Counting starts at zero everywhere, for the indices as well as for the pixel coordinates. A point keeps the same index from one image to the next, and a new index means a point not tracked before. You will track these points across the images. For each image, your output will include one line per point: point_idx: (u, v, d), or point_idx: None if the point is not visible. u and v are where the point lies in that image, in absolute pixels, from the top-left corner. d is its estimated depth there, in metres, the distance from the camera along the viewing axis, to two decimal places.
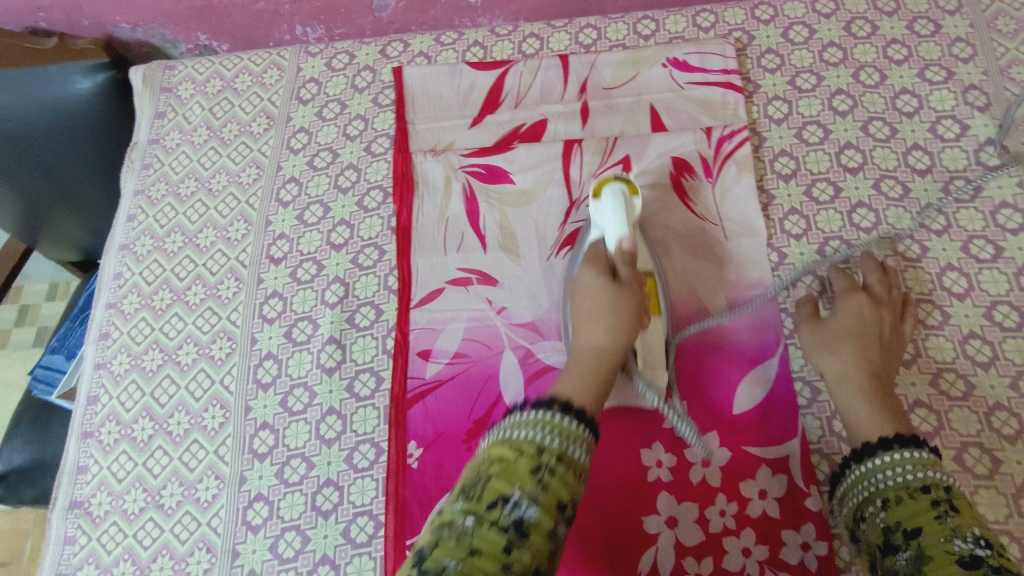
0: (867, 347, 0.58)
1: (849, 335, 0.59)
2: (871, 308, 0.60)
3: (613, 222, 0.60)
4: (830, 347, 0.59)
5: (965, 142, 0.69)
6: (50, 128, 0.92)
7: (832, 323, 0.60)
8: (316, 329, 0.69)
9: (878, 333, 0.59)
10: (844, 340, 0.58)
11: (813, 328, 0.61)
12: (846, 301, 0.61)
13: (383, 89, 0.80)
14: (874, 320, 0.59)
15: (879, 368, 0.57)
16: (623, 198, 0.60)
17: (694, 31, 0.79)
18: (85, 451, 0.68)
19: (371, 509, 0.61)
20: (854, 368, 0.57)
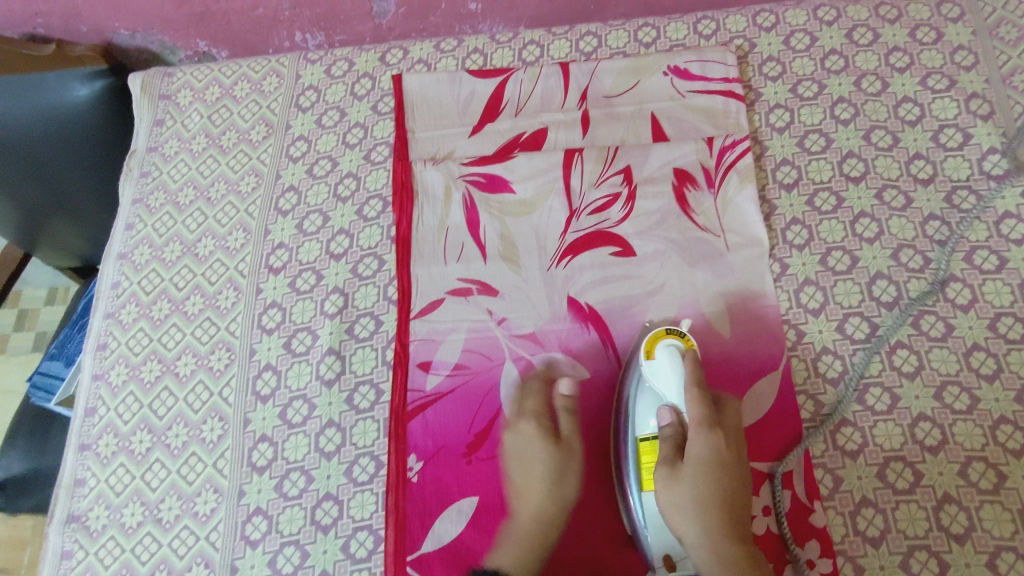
0: (728, 510, 0.54)
1: (706, 494, 0.54)
2: (723, 446, 0.56)
3: (673, 394, 0.58)
4: (688, 509, 0.54)
5: (969, 151, 0.68)
6: (50, 135, 0.91)
7: (687, 476, 0.55)
8: (315, 340, 0.68)
9: (725, 486, 0.55)
10: (709, 513, 0.54)
11: (678, 487, 0.55)
12: (705, 441, 0.56)
13: (382, 97, 0.80)
14: (725, 468, 0.55)
15: (734, 529, 0.54)
16: (682, 356, 0.58)
17: (696, 39, 0.78)
18: (82, 464, 0.67)
19: (371, 524, 0.60)
20: (726, 549, 0.53)
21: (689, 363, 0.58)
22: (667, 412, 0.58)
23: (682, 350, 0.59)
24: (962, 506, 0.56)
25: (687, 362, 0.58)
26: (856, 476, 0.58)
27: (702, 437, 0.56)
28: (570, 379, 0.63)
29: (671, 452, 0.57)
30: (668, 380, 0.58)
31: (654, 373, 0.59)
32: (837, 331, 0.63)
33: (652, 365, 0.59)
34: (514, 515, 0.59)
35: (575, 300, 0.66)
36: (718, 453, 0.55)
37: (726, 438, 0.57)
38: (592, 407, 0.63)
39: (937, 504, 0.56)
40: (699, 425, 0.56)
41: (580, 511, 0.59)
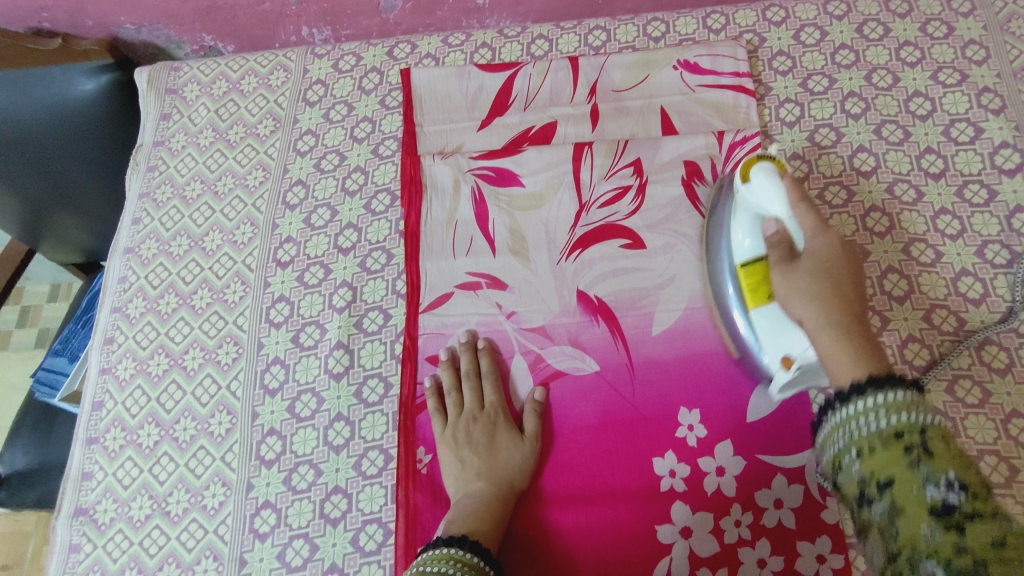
0: (835, 275, 0.52)
1: (822, 291, 0.51)
2: (839, 248, 0.53)
3: (777, 209, 0.55)
4: (807, 300, 0.51)
5: (980, 145, 0.68)
6: (57, 128, 0.91)
7: (802, 269, 0.52)
8: (323, 333, 0.68)
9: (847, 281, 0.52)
10: (819, 284, 0.51)
11: (795, 282, 0.52)
12: (822, 240, 0.53)
13: (391, 91, 0.79)
14: (842, 268, 0.52)
15: (847, 308, 0.50)
16: (776, 175, 0.56)
17: (705, 33, 0.78)
18: (90, 458, 0.67)
19: (381, 517, 0.60)
20: (829, 310, 0.50)
21: (785, 180, 0.56)
22: (771, 224, 0.56)
23: (777, 169, 0.56)
24: None
25: (781, 176, 0.56)
26: None
27: (817, 238, 0.53)
28: (578, 371, 0.63)
29: (784, 255, 0.54)
30: (767, 197, 0.56)
31: (751, 195, 0.57)
32: None
33: (748, 187, 0.58)
34: (525, 508, 0.59)
35: (584, 293, 0.66)
36: (828, 248, 0.53)
37: (843, 244, 0.54)
38: (599, 397, 0.62)
39: None
40: (811, 231, 0.54)
41: (589, 504, 0.58)
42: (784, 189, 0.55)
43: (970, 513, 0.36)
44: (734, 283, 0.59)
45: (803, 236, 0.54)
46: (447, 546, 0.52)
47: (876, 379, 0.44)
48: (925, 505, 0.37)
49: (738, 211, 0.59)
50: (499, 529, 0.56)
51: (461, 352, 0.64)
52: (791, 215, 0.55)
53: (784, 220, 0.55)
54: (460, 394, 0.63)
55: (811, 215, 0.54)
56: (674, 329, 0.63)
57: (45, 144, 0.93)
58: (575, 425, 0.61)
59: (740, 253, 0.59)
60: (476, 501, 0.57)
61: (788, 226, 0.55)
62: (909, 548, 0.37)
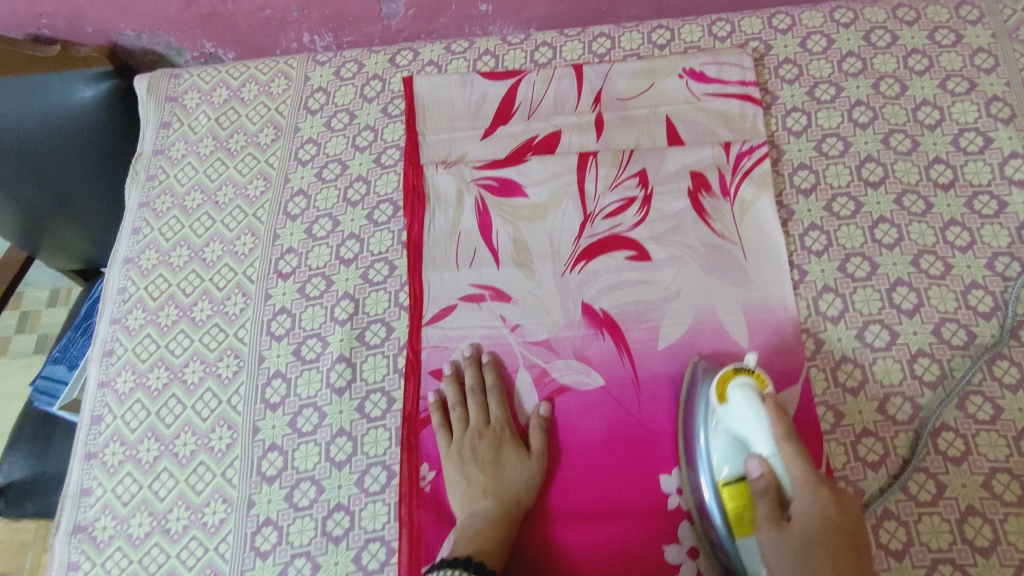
0: (834, 549, 0.47)
1: (816, 561, 0.46)
2: (831, 504, 0.48)
3: (762, 445, 0.50)
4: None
5: (989, 155, 0.67)
6: (57, 137, 0.90)
7: (797, 531, 0.47)
8: (325, 346, 0.67)
9: (849, 540, 0.47)
10: (811, 566, 0.46)
11: (778, 562, 0.47)
12: (813, 501, 0.47)
13: (393, 99, 0.79)
14: (837, 524, 0.47)
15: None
16: (756, 396, 0.51)
17: (710, 41, 0.77)
18: (88, 473, 0.66)
19: (383, 535, 0.59)
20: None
21: (767, 402, 0.51)
22: (753, 461, 0.50)
23: (755, 387, 0.52)
24: (986, 519, 0.55)
25: (758, 394, 0.52)
26: (878, 488, 0.57)
27: (806, 494, 0.48)
28: (583, 385, 0.62)
29: (771, 510, 0.49)
30: (749, 425, 0.51)
31: (730, 416, 0.52)
32: (856, 339, 0.62)
33: (726, 408, 0.53)
34: (531, 525, 0.58)
35: (589, 306, 0.65)
36: (818, 514, 0.47)
37: (836, 492, 0.49)
38: (605, 412, 0.61)
39: (961, 516, 0.55)
40: (800, 481, 0.48)
41: (595, 523, 0.57)
42: (766, 413, 0.51)
43: None
44: (718, 505, 0.53)
45: (789, 479, 0.49)
46: (451, 568, 0.51)
47: None
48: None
49: (715, 432, 0.54)
50: (504, 548, 0.55)
51: (466, 366, 0.64)
52: (774, 451, 0.50)
53: (767, 460, 0.50)
54: (465, 410, 0.62)
55: (797, 470, 0.49)
56: (681, 344, 0.62)
57: (44, 153, 0.92)
58: (581, 442, 0.60)
59: (720, 474, 0.53)
60: (481, 520, 0.56)
61: (772, 466, 0.50)
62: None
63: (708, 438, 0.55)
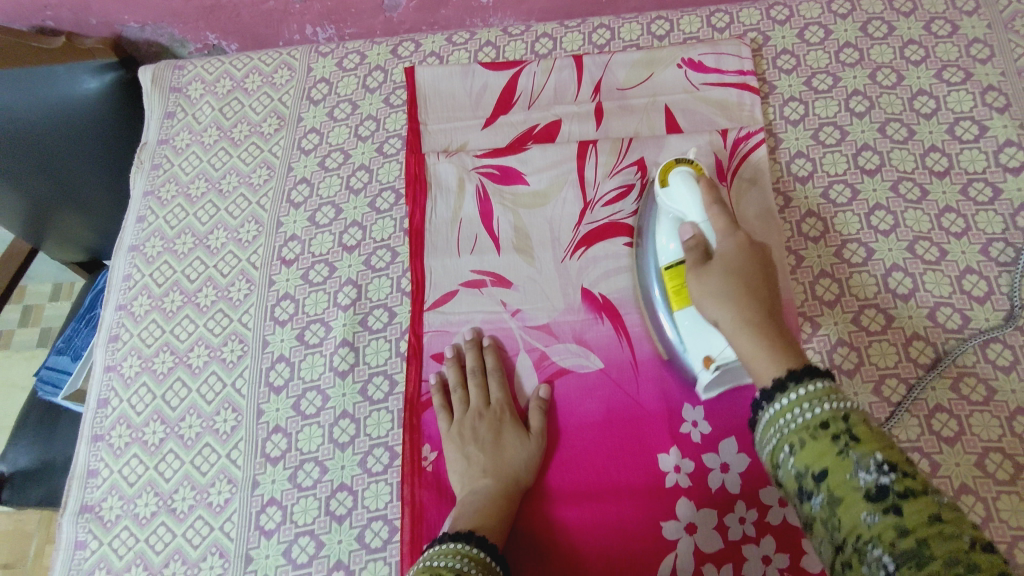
0: (754, 289, 0.52)
1: (732, 283, 0.52)
2: (748, 244, 0.55)
3: (695, 214, 0.58)
4: (718, 299, 0.52)
5: (984, 143, 0.68)
6: (58, 127, 0.91)
7: (716, 266, 0.54)
8: (328, 331, 0.68)
9: (761, 269, 0.54)
10: (730, 283, 0.52)
11: (705, 281, 0.54)
12: (731, 240, 0.55)
13: (395, 89, 0.80)
14: (754, 258, 0.55)
15: (759, 306, 0.51)
16: (693, 180, 0.59)
17: (709, 32, 0.78)
18: (95, 455, 0.67)
19: (386, 514, 0.60)
20: (745, 310, 0.51)
21: (702, 184, 0.59)
22: (687, 227, 0.58)
23: (693, 176, 0.60)
24: (979, 497, 0.56)
25: (697, 181, 0.59)
26: None
27: (726, 239, 0.56)
28: (583, 369, 0.63)
29: (698, 253, 0.56)
30: (685, 203, 0.59)
31: (670, 198, 0.60)
32: (852, 323, 0.63)
33: (667, 192, 0.60)
34: (530, 504, 0.59)
35: (588, 291, 0.66)
36: (737, 251, 0.55)
37: (754, 246, 0.56)
38: (604, 394, 0.62)
39: (955, 494, 0.56)
40: (721, 230, 0.56)
41: (594, 501, 0.58)
42: (699, 193, 0.58)
43: (903, 491, 0.37)
44: (659, 283, 0.60)
45: (715, 237, 0.56)
46: (454, 541, 0.52)
47: (796, 372, 0.46)
48: (859, 491, 0.39)
49: (661, 224, 0.61)
50: (504, 524, 0.56)
51: (467, 350, 0.64)
52: (704, 219, 0.57)
53: (698, 225, 0.58)
54: (466, 391, 0.63)
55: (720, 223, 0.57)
56: None
57: (45, 143, 0.93)
58: (580, 422, 0.61)
59: (664, 256, 0.60)
60: (481, 496, 0.57)
61: (701, 229, 0.57)
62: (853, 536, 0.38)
63: (654, 222, 0.63)
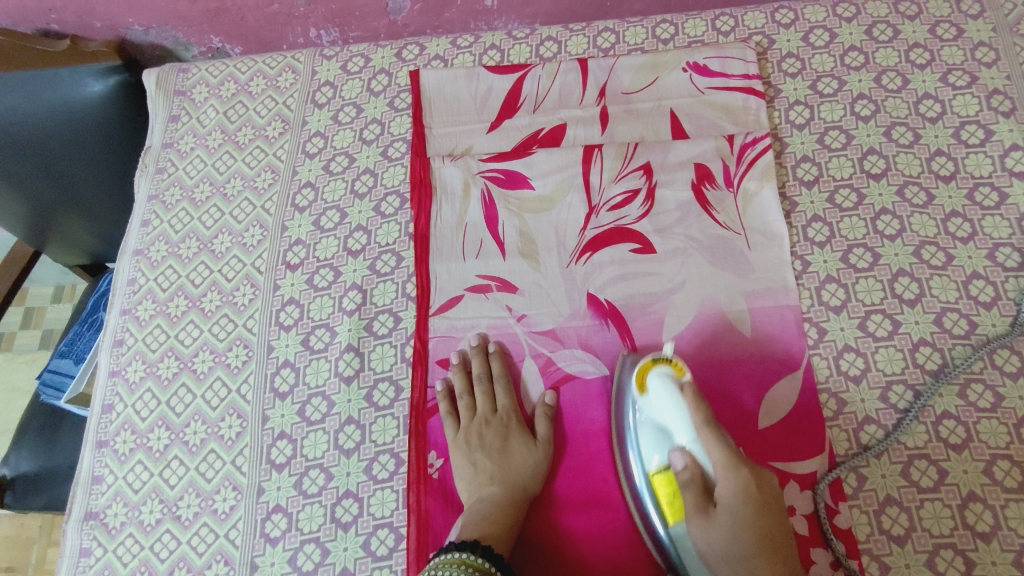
0: (764, 528, 0.50)
1: (745, 544, 0.50)
2: (752, 479, 0.51)
3: (683, 437, 0.54)
4: (735, 566, 0.49)
5: (990, 148, 0.68)
6: (61, 131, 0.91)
7: (722, 518, 0.50)
8: (333, 336, 0.68)
9: (765, 524, 0.50)
10: (743, 539, 0.50)
11: (717, 562, 0.50)
12: (732, 481, 0.51)
13: (399, 93, 0.79)
14: (758, 501, 0.51)
15: (781, 565, 0.50)
16: (674, 385, 0.55)
17: (714, 35, 0.78)
18: (100, 461, 0.67)
19: (392, 522, 0.60)
20: (767, 569, 0.49)
21: (684, 390, 0.55)
22: (677, 453, 0.53)
23: (675, 378, 0.56)
24: (987, 504, 0.55)
25: (679, 386, 0.55)
26: (881, 474, 0.57)
27: (727, 472, 0.51)
28: (589, 375, 0.63)
29: (698, 498, 0.52)
30: (667, 410, 0.55)
31: (652, 407, 0.56)
32: (859, 328, 0.63)
33: (647, 399, 0.56)
34: (537, 512, 0.59)
35: (594, 296, 0.66)
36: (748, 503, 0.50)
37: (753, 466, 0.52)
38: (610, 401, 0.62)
39: (963, 502, 0.56)
40: (723, 466, 0.51)
41: (601, 509, 0.58)
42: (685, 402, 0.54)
43: None
44: (651, 495, 0.55)
45: (711, 468, 0.52)
46: (459, 550, 0.52)
47: None
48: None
49: (641, 426, 0.57)
50: (511, 533, 0.56)
51: (472, 355, 0.65)
52: (697, 446, 0.53)
53: (691, 451, 0.53)
54: (473, 398, 0.64)
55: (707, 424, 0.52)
56: (683, 334, 0.64)
57: (49, 146, 0.93)
58: (586, 430, 0.61)
59: (648, 467, 0.55)
60: (488, 506, 0.57)
61: (696, 457, 0.53)
62: None
63: (630, 429, 0.58)
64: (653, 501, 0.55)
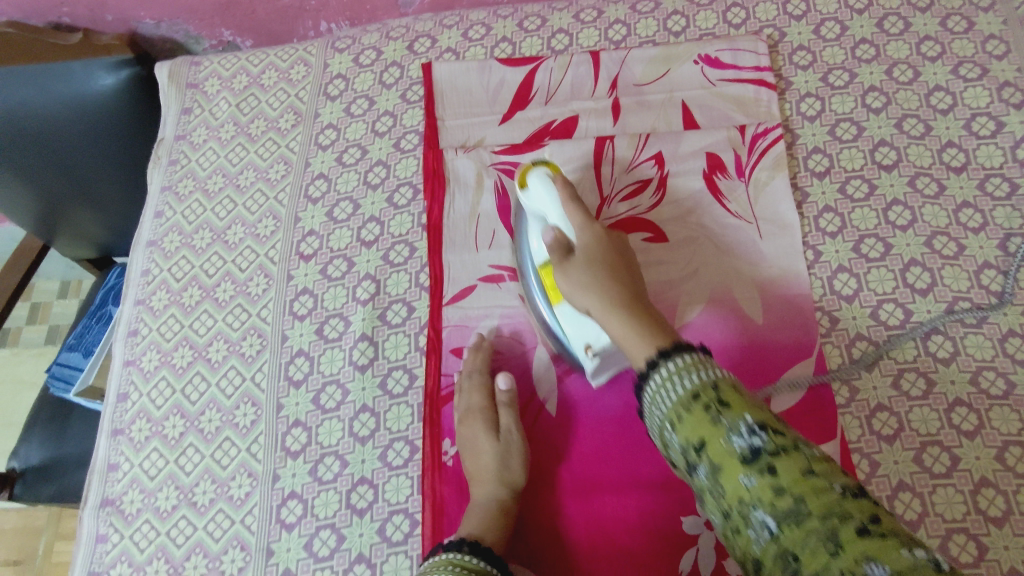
0: (613, 271, 0.57)
1: (594, 272, 0.57)
2: (605, 240, 0.59)
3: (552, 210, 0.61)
4: (590, 294, 0.57)
5: (1001, 139, 0.69)
6: (93, 132, 0.93)
7: (576, 267, 0.58)
8: (348, 325, 0.68)
9: (619, 267, 0.58)
10: (597, 275, 0.57)
11: (572, 276, 0.58)
12: (590, 234, 0.59)
13: (411, 85, 0.80)
14: (609, 250, 0.59)
15: (620, 286, 0.56)
16: (550, 180, 0.62)
17: (725, 28, 0.78)
18: (116, 449, 0.68)
19: (407, 508, 0.60)
20: (611, 296, 0.56)
21: (558, 183, 0.62)
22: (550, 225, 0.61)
23: (550, 175, 0.62)
24: (999, 490, 0.56)
25: (555, 181, 0.62)
26: (894, 461, 0.58)
27: (586, 234, 0.59)
28: None
29: (562, 253, 0.59)
30: (544, 201, 0.62)
31: (531, 200, 0.63)
32: (870, 317, 0.63)
33: (527, 194, 0.63)
34: (546, 497, 0.60)
35: None
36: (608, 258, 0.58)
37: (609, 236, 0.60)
38: (623, 389, 0.62)
39: (975, 488, 0.56)
40: (580, 226, 0.59)
41: (614, 494, 0.59)
42: (557, 190, 0.61)
43: (773, 449, 0.40)
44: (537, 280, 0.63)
45: (576, 235, 0.60)
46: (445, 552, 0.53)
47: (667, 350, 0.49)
48: (735, 457, 0.41)
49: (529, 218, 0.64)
50: (509, 524, 0.57)
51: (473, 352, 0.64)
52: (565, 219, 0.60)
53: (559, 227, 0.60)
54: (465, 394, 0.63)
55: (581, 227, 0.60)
56: (696, 322, 0.64)
57: (82, 148, 0.95)
58: (598, 416, 0.61)
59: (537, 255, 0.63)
60: (486, 501, 0.58)
61: (563, 232, 0.60)
62: (736, 501, 0.40)
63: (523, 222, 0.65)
64: (540, 288, 0.63)
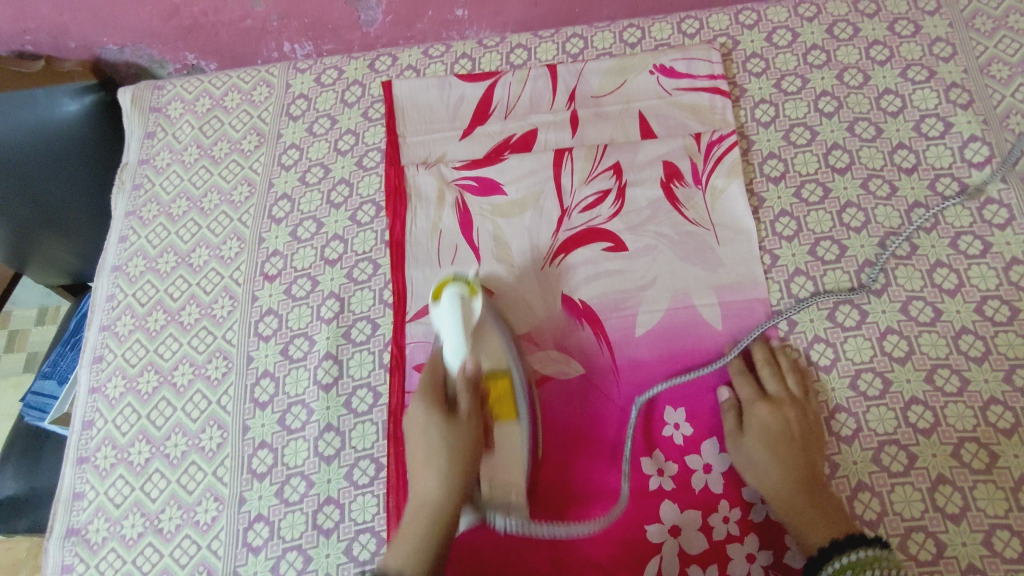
0: (779, 460, 0.58)
1: (783, 461, 0.58)
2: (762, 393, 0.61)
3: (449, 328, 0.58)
4: (755, 462, 0.58)
5: (950, 139, 0.70)
6: (58, 158, 0.93)
7: (752, 443, 0.59)
8: (312, 345, 0.68)
9: (792, 446, 0.58)
10: (768, 453, 0.58)
11: (751, 440, 0.59)
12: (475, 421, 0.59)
13: (373, 103, 0.80)
14: (783, 428, 0.59)
15: (793, 474, 0.57)
16: (461, 302, 0.59)
17: (680, 38, 0.80)
18: (81, 477, 0.67)
19: (373, 526, 0.60)
20: (776, 481, 0.57)
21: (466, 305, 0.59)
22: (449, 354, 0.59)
23: (465, 295, 0.59)
24: (956, 487, 0.57)
25: (464, 302, 0.59)
26: (852, 461, 0.59)
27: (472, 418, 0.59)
28: (565, 377, 0.64)
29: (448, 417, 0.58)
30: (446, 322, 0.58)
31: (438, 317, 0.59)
32: (827, 319, 0.64)
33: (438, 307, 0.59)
34: None
35: (569, 297, 0.67)
36: (773, 419, 0.59)
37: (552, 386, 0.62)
38: (587, 401, 0.63)
39: (932, 485, 0.57)
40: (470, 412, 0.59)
41: (578, 509, 0.60)
42: (463, 315, 0.58)
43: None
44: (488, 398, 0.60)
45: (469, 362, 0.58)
46: None
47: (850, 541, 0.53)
48: None
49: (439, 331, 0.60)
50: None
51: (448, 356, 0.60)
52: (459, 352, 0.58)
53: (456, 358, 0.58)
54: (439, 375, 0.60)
55: (498, 341, 0.60)
56: (657, 330, 0.65)
57: (48, 171, 0.95)
58: (562, 431, 0.62)
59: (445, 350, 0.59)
60: (428, 498, 0.56)
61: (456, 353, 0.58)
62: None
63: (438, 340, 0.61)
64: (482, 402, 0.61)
